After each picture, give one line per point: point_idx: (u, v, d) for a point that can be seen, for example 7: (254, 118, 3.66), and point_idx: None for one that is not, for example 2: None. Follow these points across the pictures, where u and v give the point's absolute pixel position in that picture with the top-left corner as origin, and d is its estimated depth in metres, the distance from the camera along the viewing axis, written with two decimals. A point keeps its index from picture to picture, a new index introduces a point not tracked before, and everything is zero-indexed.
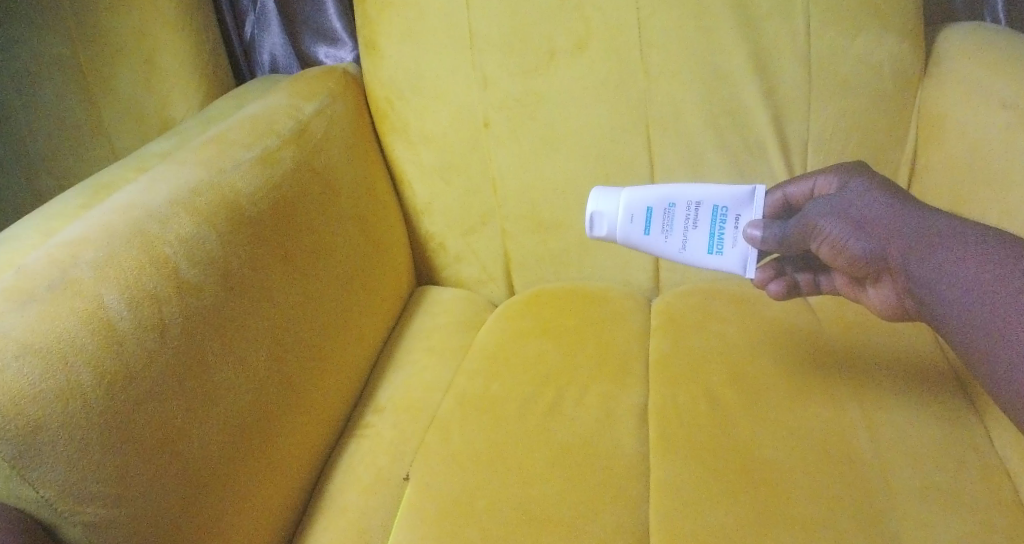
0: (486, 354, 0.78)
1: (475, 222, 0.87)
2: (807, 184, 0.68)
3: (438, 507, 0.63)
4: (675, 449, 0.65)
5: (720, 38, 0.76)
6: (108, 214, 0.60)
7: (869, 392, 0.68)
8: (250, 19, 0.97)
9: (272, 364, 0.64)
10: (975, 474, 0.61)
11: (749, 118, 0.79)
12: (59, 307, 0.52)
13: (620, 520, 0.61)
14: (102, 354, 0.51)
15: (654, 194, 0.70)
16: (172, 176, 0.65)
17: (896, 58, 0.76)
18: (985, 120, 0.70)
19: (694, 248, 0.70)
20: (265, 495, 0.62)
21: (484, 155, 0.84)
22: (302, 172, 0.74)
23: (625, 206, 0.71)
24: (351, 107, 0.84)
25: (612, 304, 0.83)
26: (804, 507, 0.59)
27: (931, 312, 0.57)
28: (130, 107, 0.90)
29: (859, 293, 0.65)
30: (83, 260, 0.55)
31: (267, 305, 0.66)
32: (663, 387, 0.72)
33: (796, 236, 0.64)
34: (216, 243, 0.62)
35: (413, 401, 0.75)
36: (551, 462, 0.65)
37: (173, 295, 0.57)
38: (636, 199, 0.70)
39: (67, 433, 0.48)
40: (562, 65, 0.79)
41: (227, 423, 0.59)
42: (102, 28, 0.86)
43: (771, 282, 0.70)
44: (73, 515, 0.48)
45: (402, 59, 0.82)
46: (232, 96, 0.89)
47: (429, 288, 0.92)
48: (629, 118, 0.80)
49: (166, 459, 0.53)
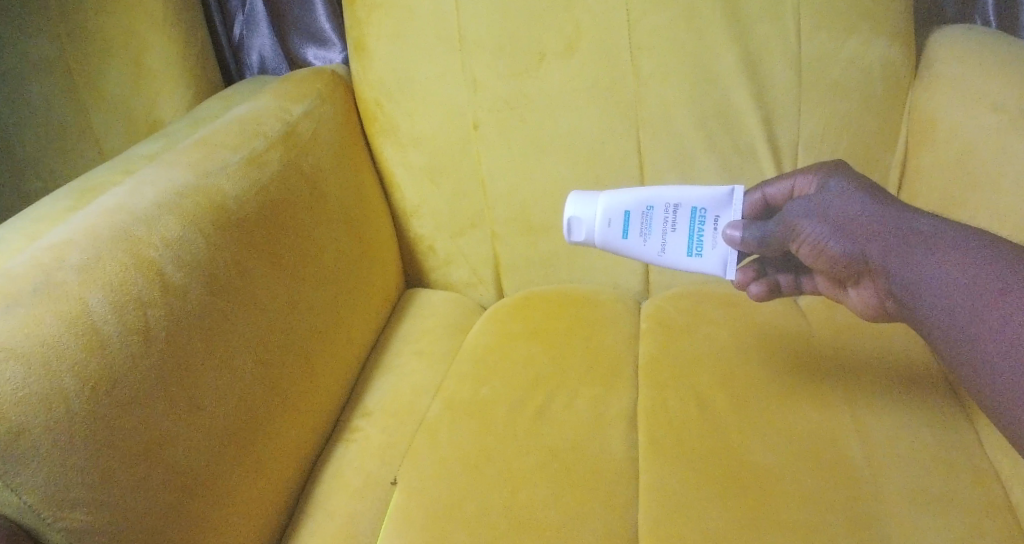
0: (476, 358, 0.78)
1: (465, 224, 0.87)
2: (786, 184, 0.67)
3: (426, 512, 0.62)
4: (664, 453, 0.65)
5: (710, 39, 0.76)
6: (94, 216, 0.60)
7: (858, 396, 0.68)
8: (239, 20, 0.96)
9: (258, 366, 0.64)
10: (966, 478, 0.61)
11: (740, 120, 0.79)
12: (43, 311, 0.51)
13: (610, 525, 0.60)
14: (86, 358, 0.51)
15: (632, 197, 0.69)
16: (159, 178, 0.65)
17: (887, 60, 0.75)
18: (976, 123, 0.70)
19: (674, 250, 0.70)
20: (251, 498, 0.61)
21: (473, 158, 0.84)
22: (289, 174, 0.73)
23: (602, 211, 0.71)
24: (340, 109, 0.84)
25: (602, 306, 0.83)
26: (793, 510, 0.59)
27: (912, 315, 0.57)
28: (119, 108, 0.89)
29: (841, 294, 0.65)
30: (68, 263, 0.55)
31: (254, 307, 0.65)
32: (652, 391, 0.71)
33: (777, 237, 0.64)
34: (203, 245, 0.62)
35: (401, 405, 0.75)
36: (540, 466, 0.65)
37: (158, 297, 0.57)
38: (614, 204, 0.70)
39: (50, 437, 0.48)
40: (551, 67, 0.79)
41: (213, 427, 0.58)
42: (90, 28, 0.85)
43: (751, 284, 0.71)
44: (56, 521, 0.47)
45: (391, 61, 0.81)
46: (221, 97, 0.88)
47: (418, 291, 0.91)
48: (619, 120, 0.80)
49: (150, 463, 0.53)
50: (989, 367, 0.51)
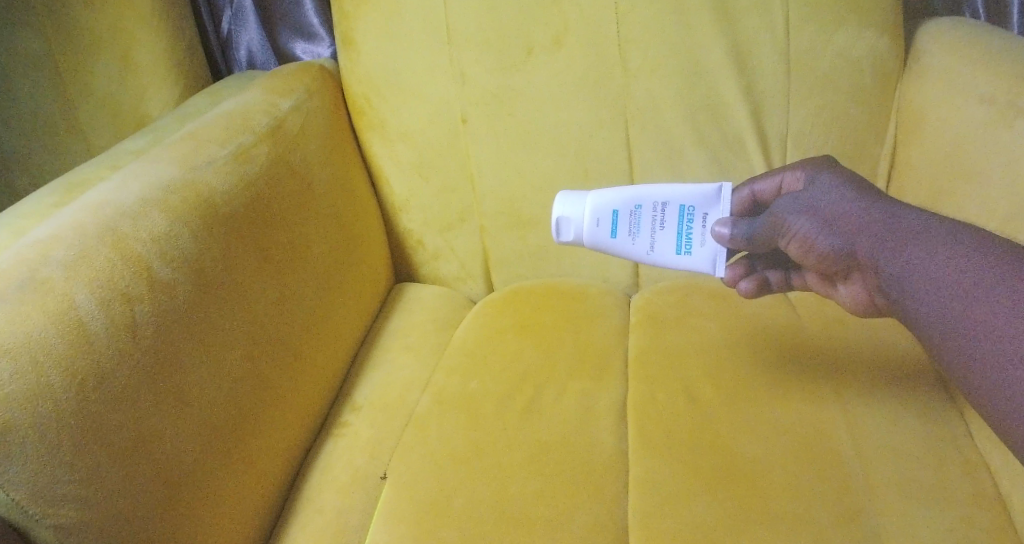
0: (465, 352, 0.78)
1: (454, 218, 0.87)
2: (774, 180, 0.68)
3: (416, 506, 0.62)
4: (654, 446, 0.65)
5: (698, 32, 0.76)
6: (78, 213, 0.59)
7: (847, 388, 0.68)
8: (227, 15, 0.96)
9: (247, 362, 0.64)
10: (956, 469, 0.61)
11: (729, 113, 0.79)
12: (28, 306, 0.51)
13: (599, 518, 0.60)
14: (72, 354, 0.50)
15: (620, 196, 0.69)
16: (145, 173, 0.65)
17: (875, 52, 0.75)
18: (964, 115, 0.70)
19: (663, 249, 0.70)
20: (240, 495, 0.61)
21: (463, 152, 0.84)
22: (277, 169, 0.73)
23: (591, 210, 0.70)
24: (328, 104, 0.84)
25: (591, 300, 0.83)
26: (783, 502, 0.59)
27: (901, 309, 0.57)
28: (107, 104, 0.89)
29: (830, 289, 0.65)
30: (53, 260, 0.54)
31: (243, 303, 0.65)
32: (641, 384, 0.71)
33: (764, 234, 0.64)
34: (191, 241, 0.61)
35: (389, 399, 0.75)
36: (529, 460, 0.65)
37: (145, 293, 0.56)
38: (601, 203, 0.70)
39: (38, 434, 0.47)
40: (540, 61, 0.79)
41: (202, 425, 0.58)
42: (77, 24, 0.85)
43: (741, 281, 0.70)
44: (44, 518, 0.47)
45: (379, 55, 0.81)
46: (209, 92, 0.88)
47: (407, 285, 0.91)
48: (608, 114, 0.80)
49: (138, 460, 0.53)
50: (978, 360, 0.51)
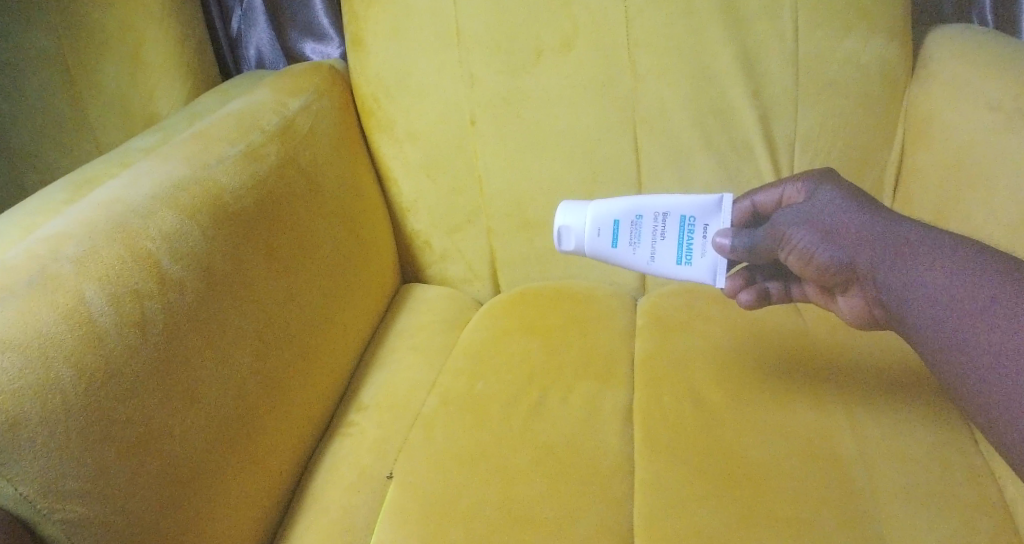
0: (472, 353, 0.78)
1: (462, 220, 0.87)
2: (774, 192, 0.68)
3: (422, 506, 0.62)
4: (661, 449, 0.65)
5: (708, 37, 0.76)
6: (89, 209, 0.60)
7: (853, 394, 0.68)
8: (237, 14, 0.96)
9: (253, 363, 0.64)
10: (962, 474, 0.61)
11: (738, 117, 0.79)
12: (39, 302, 0.51)
13: (604, 519, 0.60)
14: (83, 349, 0.51)
15: (619, 207, 0.69)
16: (156, 171, 0.65)
17: (884, 59, 0.76)
18: (973, 120, 0.70)
19: (663, 259, 0.69)
20: (245, 495, 0.61)
21: (471, 154, 0.84)
22: (286, 169, 0.73)
23: (591, 220, 0.70)
24: (338, 104, 0.84)
25: (597, 303, 0.83)
26: (790, 505, 0.59)
27: (900, 320, 0.57)
28: (116, 102, 0.89)
29: (830, 301, 0.66)
30: (64, 255, 0.55)
31: (250, 304, 0.65)
32: (648, 387, 0.72)
33: (764, 246, 0.64)
34: (201, 240, 0.62)
35: (396, 399, 0.75)
36: (536, 461, 0.65)
37: (156, 291, 0.57)
38: (602, 213, 0.70)
39: (46, 429, 0.47)
40: (549, 64, 0.79)
41: (209, 424, 0.58)
42: (87, 24, 0.86)
43: (740, 292, 0.70)
44: (52, 512, 0.47)
45: (389, 56, 0.81)
46: (218, 91, 0.88)
47: (414, 285, 0.92)
48: (617, 118, 0.80)
49: (144, 458, 0.53)
50: (971, 376, 0.52)
